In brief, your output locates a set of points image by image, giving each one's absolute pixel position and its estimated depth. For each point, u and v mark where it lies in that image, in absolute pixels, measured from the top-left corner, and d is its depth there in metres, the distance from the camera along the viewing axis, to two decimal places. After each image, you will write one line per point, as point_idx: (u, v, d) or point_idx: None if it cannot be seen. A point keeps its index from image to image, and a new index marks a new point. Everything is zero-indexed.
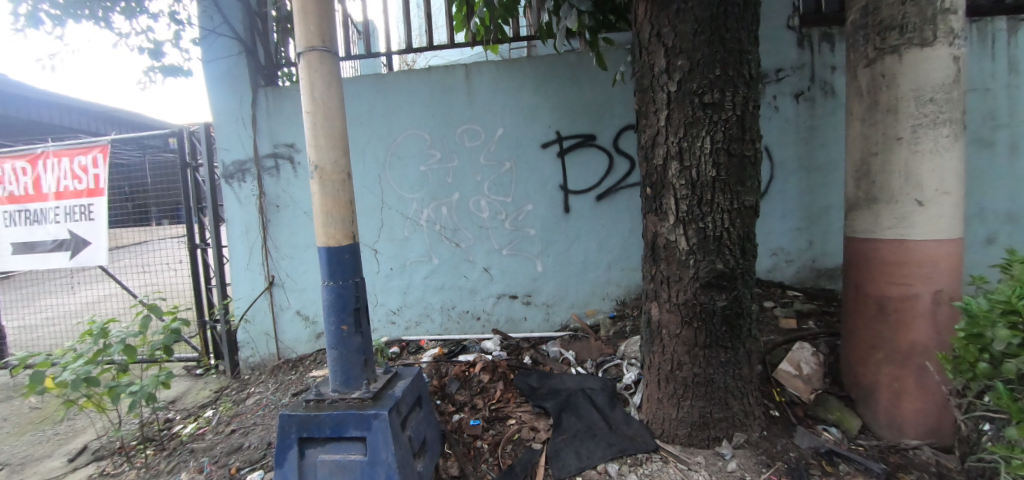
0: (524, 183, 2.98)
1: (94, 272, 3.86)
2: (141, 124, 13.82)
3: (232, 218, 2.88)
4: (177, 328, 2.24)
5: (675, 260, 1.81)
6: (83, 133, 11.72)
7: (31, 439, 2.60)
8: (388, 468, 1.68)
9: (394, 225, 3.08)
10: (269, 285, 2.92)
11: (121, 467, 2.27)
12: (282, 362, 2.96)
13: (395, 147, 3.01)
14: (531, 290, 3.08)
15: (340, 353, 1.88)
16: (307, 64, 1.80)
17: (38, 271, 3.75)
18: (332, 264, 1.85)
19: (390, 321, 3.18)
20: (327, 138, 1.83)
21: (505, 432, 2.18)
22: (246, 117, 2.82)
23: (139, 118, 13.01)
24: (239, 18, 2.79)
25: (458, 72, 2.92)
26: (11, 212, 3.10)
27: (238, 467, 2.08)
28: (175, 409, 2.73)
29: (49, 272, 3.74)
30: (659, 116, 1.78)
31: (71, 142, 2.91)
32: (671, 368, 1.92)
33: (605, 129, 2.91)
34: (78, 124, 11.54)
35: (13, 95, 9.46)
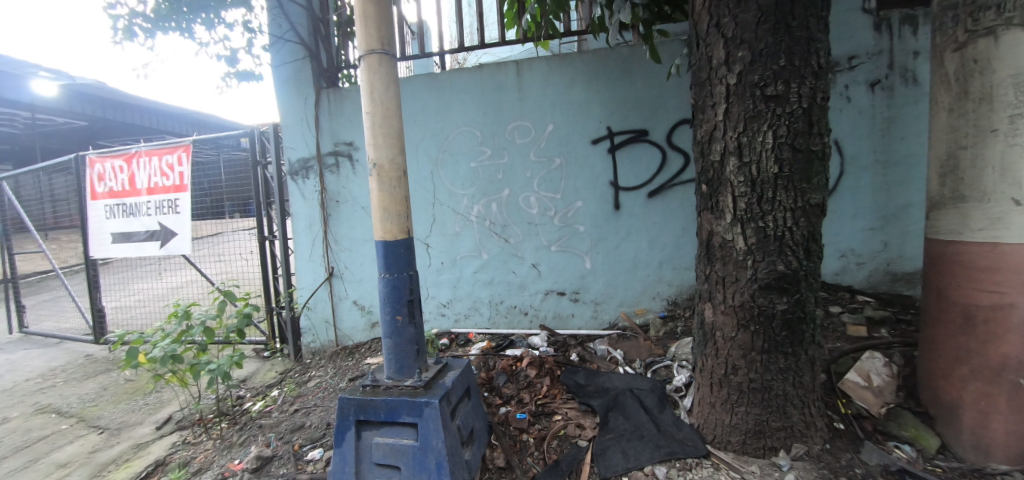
0: (574, 179, 2.96)
1: (176, 261, 4.24)
2: (215, 126, 15.08)
3: (297, 212, 3.08)
4: (249, 312, 2.43)
5: (732, 260, 1.74)
6: (165, 134, 12.94)
7: (127, 407, 2.93)
8: (438, 455, 1.73)
9: (445, 221, 3.16)
10: (329, 275, 3.10)
11: (200, 437, 2.51)
12: (340, 349, 3.13)
13: (446, 144, 3.09)
14: (579, 287, 3.06)
15: (395, 342, 1.97)
16: (367, 66, 1.89)
17: (130, 258, 4.20)
18: (388, 257, 1.93)
19: (440, 314, 3.28)
20: (384, 137, 1.91)
21: (551, 427, 2.19)
22: (310, 118, 3.00)
23: (213, 120, 14.20)
24: (304, 24, 2.96)
25: (508, 70, 2.94)
26: (111, 206, 3.48)
27: (301, 444, 2.24)
28: (246, 387, 2.97)
29: (139, 260, 4.18)
30: (717, 110, 1.71)
31: (160, 143, 3.21)
32: (725, 372, 1.85)
33: (659, 124, 2.83)
34: (163, 126, 12.76)
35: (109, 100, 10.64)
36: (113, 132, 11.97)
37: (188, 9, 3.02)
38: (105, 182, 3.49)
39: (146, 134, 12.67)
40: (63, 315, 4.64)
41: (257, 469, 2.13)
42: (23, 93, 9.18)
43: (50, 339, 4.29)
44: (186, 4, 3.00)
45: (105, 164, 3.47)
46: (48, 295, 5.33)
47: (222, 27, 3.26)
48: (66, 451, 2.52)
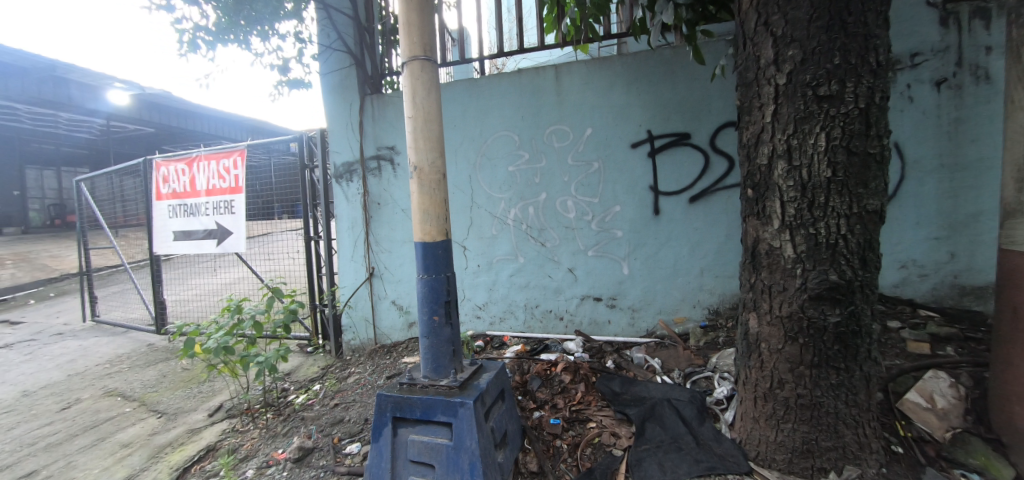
0: (611, 184, 2.93)
1: (230, 258, 4.31)
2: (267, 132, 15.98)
3: (341, 214, 3.21)
4: (295, 308, 2.55)
5: (779, 268, 1.66)
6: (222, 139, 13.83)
7: (183, 394, 3.13)
8: (472, 456, 1.74)
9: (482, 224, 3.19)
10: (370, 275, 3.20)
11: (247, 425, 2.65)
12: (379, 347, 3.22)
13: (484, 148, 3.13)
14: (616, 293, 3.01)
15: (432, 342, 2.01)
16: (410, 72, 1.94)
17: (192, 255, 4.44)
18: (427, 258, 1.97)
19: (476, 316, 3.31)
20: (426, 140, 1.95)
21: (585, 434, 2.17)
22: (355, 123, 3.12)
23: (265, 126, 15.05)
24: (351, 33, 3.08)
25: (547, 74, 2.95)
26: (174, 206, 3.75)
27: (341, 438, 2.33)
28: (291, 380, 3.10)
29: (198, 256, 4.42)
30: (764, 111, 1.64)
31: (219, 147, 3.43)
32: (770, 386, 1.77)
33: (702, 126, 2.75)
34: (220, 132, 13.66)
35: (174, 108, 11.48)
36: (175, 138, 12.93)
37: (246, 22, 3.21)
38: (169, 183, 3.76)
39: (205, 140, 13.59)
40: (129, 306, 5.02)
41: (299, 459, 2.21)
42: (103, 104, 10.30)
43: (118, 328, 4.65)
44: (244, 18, 3.19)
45: (169, 166, 3.74)
46: (118, 288, 5.79)
47: (276, 38, 3.45)
48: (130, 433, 2.72)
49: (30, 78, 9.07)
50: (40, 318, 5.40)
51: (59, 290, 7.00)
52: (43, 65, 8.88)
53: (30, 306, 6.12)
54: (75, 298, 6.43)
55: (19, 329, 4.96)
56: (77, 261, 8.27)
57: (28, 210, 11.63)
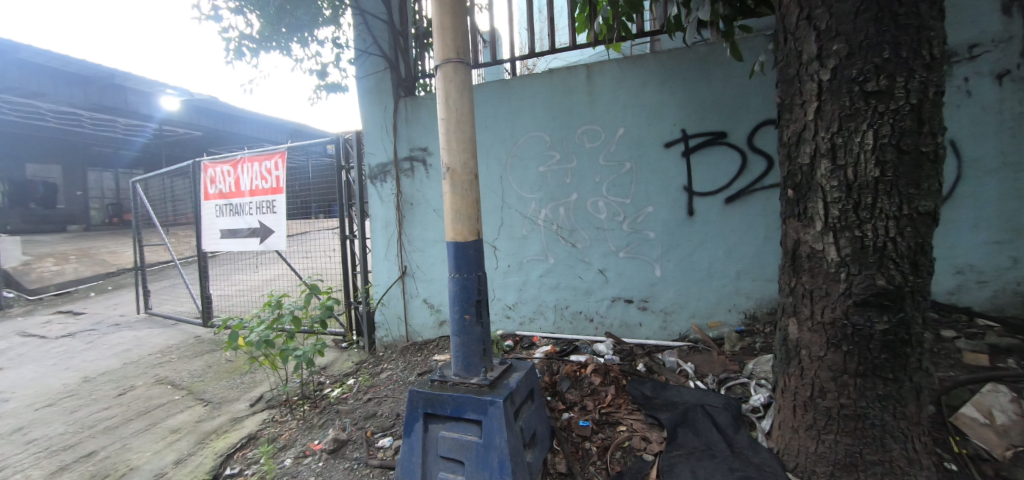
0: (643, 184, 2.89)
1: (271, 255, 4.45)
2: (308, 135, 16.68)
3: (375, 214, 3.30)
4: (331, 305, 2.64)
5: (822, 272, 1.59)
6: (266, 142, 14.52)
7: (227, 384, 3.30)
8: (501, 454, 1.76)
9: (513, 224, 3.21)
10: (403, 274, 3.28)
11: (286, 416, 2.76)
12: (410, 344, 3.28)
13: (515, 148, 3.14)
14: (648, 295, 2.97)
15: (463, 340, 2.04)
16: (443, 74, 1.98)
17: (234, 252, 4.54)
18: (458, 258, 2.00)
19: (506, 316, 3.33)
20: (458, 142, 1.98)
21: (614, 437, 2.16)
22: (389, 125, 3.20)
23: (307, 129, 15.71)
24: (386, 38, 3.16)
25: (579, 73, 2.94)
26: (220, 206, 3.95)
27: (373, 431, 2.40)
28: (326, 374, 3.21)
29: (241, 253, 4.50)
30: (807, 108, 1.58)
31: (262, 149, 3.59)
32: (811, 394, 1.70)
33: (739, 125, 2.67)
34: (266, 135, 14.37)
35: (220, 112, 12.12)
36: (218, 140, 13.60)
37: (287, 30, 3.34)
38: (216, 184, 3.97)
39: (250, 142, 14.29)
40: (179, 299, 5.32)
41: (334, 450, 2.30)
42: (155, 110, 10.99)
43: (169, 320, 4.94)
44: (285, 25, 3.31)
45: (216, 168, 3.94)
46: (169, 282, 6.15)
47: (315, 44, 3.58)
48: (179, 418, 2.89)
49: (92, 87, 9.77)
50: (101, 309, 5.81)
51: (116, 283, 7.51)
52: (103, 76, 9.53)
53: (92, 298, 6.60)
54: (132, 291, 6.87)
55: (82, 319, 5.34)
56: (133, 256, 8.85)
57: (89, 209, 12.55)
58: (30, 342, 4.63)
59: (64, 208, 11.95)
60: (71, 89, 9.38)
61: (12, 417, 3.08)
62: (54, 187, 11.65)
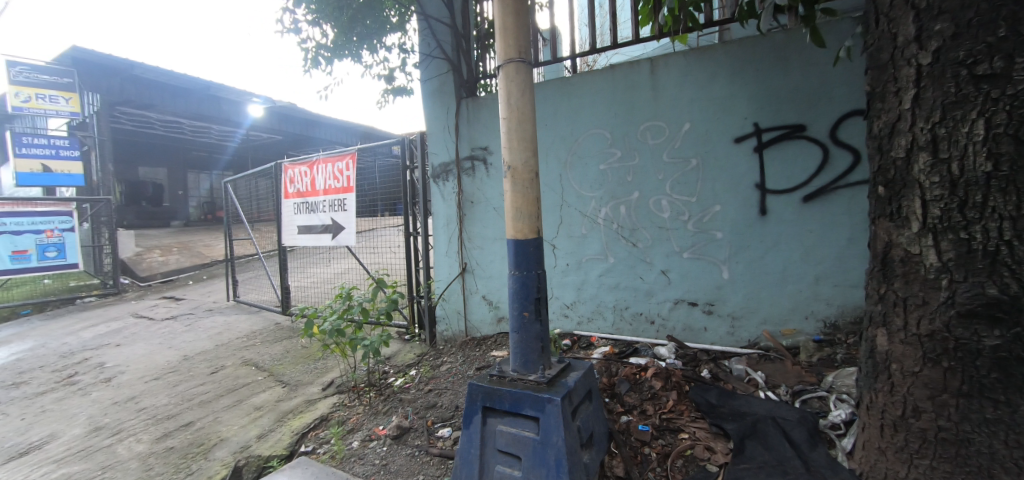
0: (710, 182, 2.76)
1: (341, 250, 4.77)
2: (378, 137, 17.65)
3: (437, 212, 3.42)
4: (396, 298, 2.78)
5: (919, 278, 1.43)
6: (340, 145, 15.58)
7: (303, 368, 3.57)
8: (558, 452, 1.76)
9: (571, 223, 3.20)
10: (463, 270, 3.38)
11: (354, 401, 2.94)
12: (469, 339, 3.37)
13: (575, 146, 3.13)
14: (714, 299, 2.84)
15: (522, 337, 2.07)
16: (505, 74, 2.01)
17: (309, 247, 4.91)
18: (519, 255, 2.03)
19: (563, 314, 3.33)
20: (519, 140, 2.01)
21: (676, 445, 2.09)
22: (451, 126, 3.30)
23: (376, 132, 16.63)
24: (449, 41, 3.26)
25: (643, 68, 2.88)
26: (298, 204, 4.28)
27: (434, 421, 2.51)
28: (391, 363, 3.38)
29: (315, 248, 4.86)
30: (902, 97, 1.44)
31: (334, 151, 3.84)
32: (902, 413, 1.54)
33: (820, 117, 2.50)
34: (340, 139, 15.41)
35: (299, 118, 13.16)
36: (290, 144, 14.71)
37: (358, 38, 3.55)
38: (295, 184, 4.30)
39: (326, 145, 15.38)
40: (261, 288, 5.84)
41: (397, 436, 2.43)
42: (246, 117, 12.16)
43: (254, 307, 5.43)
44: (356, 34, 3.52)
45: (295, 169, 4.27)
46: (253, 273, 6.77)
47: (383, 51, 3.78)
48: (262, 397, 3.17)
49: (193, 95, 10.89)
50: (198, 295, 6.52)
51: (209, 273, 8.40)
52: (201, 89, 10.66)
53: (191, 285, 7.42)
54: (222, 280, 7.65)
55: (182, 304, 6.03)
56: (223, 249, 9.82)
57: (187, 207, 14.09)
58: (142, 323, 5.31)
59: (167, 206, 13.45)
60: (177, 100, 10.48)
61: (128, 387, 3.57)
62: (160, 187, 13.23)
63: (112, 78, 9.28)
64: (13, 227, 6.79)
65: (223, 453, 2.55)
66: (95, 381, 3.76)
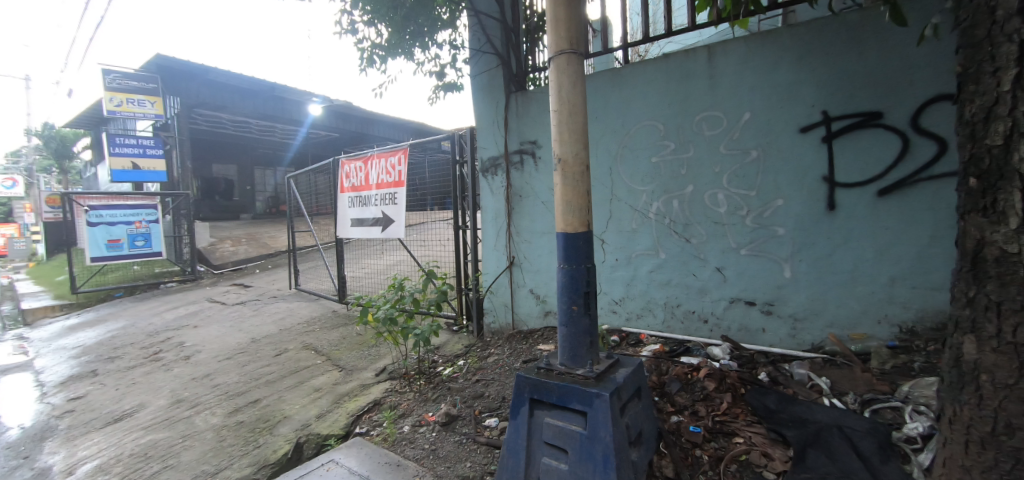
0: (772, 174, 2.63)
1: (393, 243, 4.95)
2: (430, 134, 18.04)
3: (486, 206, 3.47)
4: (446, 289, 2.85)
5: (1016, 280, 1.25)
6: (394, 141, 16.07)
7: (358, 354, 3.75)
8: (606, 448, 1.73)
9: (622, 217, 3.15)
10: (511, 264, 3.41)
11: (405, 388, 3.06)
12: (516, 332, 3.41)
13: (627, 139, 3.09)
14: (773, 298, 2.70)
15: (570, 331, 2.06)
16: (556, 66, 1.99)
17: (364, 239, 5.13)
18: (569, 248, 2.02)
19: (611, 310, 3.29)
20: (570, 133, 1.99)
21: (729, 449, 2.01)
22: (500, 120, 3.33)
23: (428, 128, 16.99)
24: (499, 36, 3.29)
25: (700, 56, 2.79)
26: (353, 198, 4.48)
27: (481, 411, 2.57)
28: (440, 353, 3.48)
29: (369, 240, 5.07)
30: (1000, 77, 1.28)
31: (387, 147, 3.97)
32: (991, 429, 1.36)
33: (899, 103, 2.29)
34: (395, 136, 15.91)
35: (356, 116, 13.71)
36: (347, 141, 15.41)
37: (411, 36, 3.66)
38: (351, 178, 4.50)
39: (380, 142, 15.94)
40: (320, 278, 6.18)
41: (446, 423, 2.52)
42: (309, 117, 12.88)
43: (313, 296, 5.77)
44: (409, 32, 3.63)
45: (351, 164, 4.47)
46: (312, 263, 7.18)
47: (435, 48, 3.87)
48: (320, 380, 3.38)
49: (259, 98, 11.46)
50: (264, 283, 7.02)
51: (274, 262, 8.99)
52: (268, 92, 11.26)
53: (257, 274, 7.99)
54: (284, 270, 8.16)
55: (249, 291, 6.53)
56: (285, 240, 10.45)
57: (253, 201, 15.18)
58: (215, 307, 5.79)
59: (238, 200, 14.50)
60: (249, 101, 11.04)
61: (204, 365, 3.92)
62: (230, 182, 14.30)
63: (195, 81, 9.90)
64: (108, 218, 7.60)
65: (286, 429, 2.74)
66: (176, 358, 4.16)
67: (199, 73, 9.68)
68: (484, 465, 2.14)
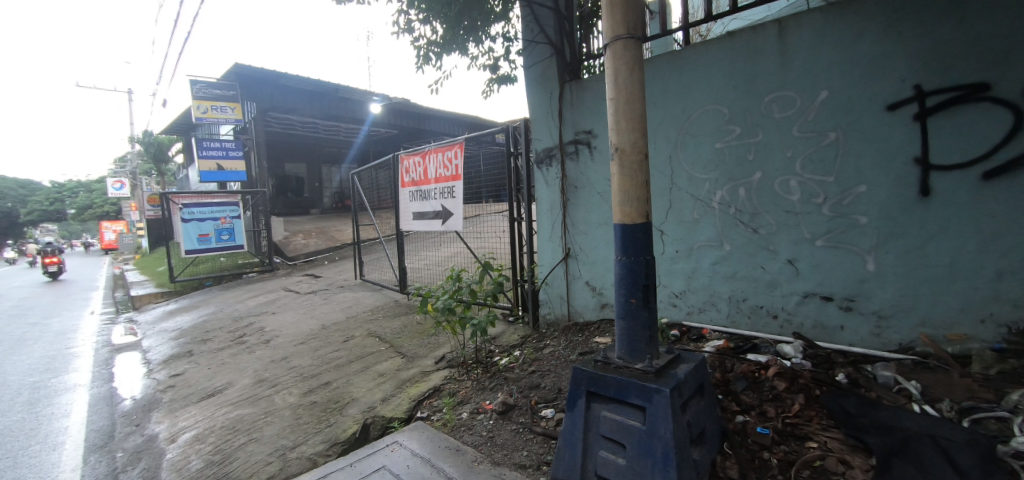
0: (853, 158, 2.39)
1: (451, 235, 5.09)
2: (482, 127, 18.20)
3: (541, 198, 3.47)
4: (502, 281, 2.89)
5: None
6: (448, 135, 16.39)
7: (418, 342, 3.92)
8: (665, 445, 1.66)
9: (682, 207, 3.03)
10: (566, 255, 3.39)
11: (463, 376, 3.15)
12: (572, 324, 3.39)
13: (687, 125, 2.95)
14: (854, 294, 2.47)
15: (628, 324, 2.01)
16: (612, 53, 1.93)
17: (423, 232, 5.32)
18: (626, 240, 1.96)
19: (671, 304, 3.19)
20: (628, 121, 1.93)
21: (802, 453, 1.87)
22: (555, 111, 3.30)
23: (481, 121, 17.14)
24: (552, 24, 3.24)
25: (769, 32, 2.60)
26: (413, 192, 4.65)
27: (538, 401, 2.59)
28: (497, 343, 3.55)
29: (428, 233, 5.25)
30: None
31: (445, 141, 4.06)
32: None
33: (1011, 72, 1.99)
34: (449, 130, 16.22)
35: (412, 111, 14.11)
36: (404, 136, 15.93)
37: (465, 31, 3.70)
38: (410, 173, 4.67)
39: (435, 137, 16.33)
40: (383, 269, 6.50)
41: (503, 412, 2.57)
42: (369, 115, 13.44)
43: (377, 286, 6.08)
44: (463, 27, 3.68)
45: (410, 160, 4.63)
46: (375, 254, 7.55)
47: (489, 41, 3.89)
48: (384, 365, 3.56)
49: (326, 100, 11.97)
50: (332, 274, 7.49)
51: (340, 254, 9.54)
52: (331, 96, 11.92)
53: (326, 265, 8.54)
54: (349, 261, 8.67)
55: (320, 281, 7.01)
56: (350, 233, 11.05)
57: (323, 197, 16.25)
58: (291, 295, 6.28)
59: (308, 196, 15.55)
60: (315, 104, 11.73)
61: (281, 348, 4.28)
62: (301, 180, 15.39)
63: (267, 87, 10.68)
64: (199, 215, 8.44)
65: (354, 411, 2.93)
66: (258, 342, 4.57)
67: (271, 79, 10.32)
68: (541, 455, 2.16)
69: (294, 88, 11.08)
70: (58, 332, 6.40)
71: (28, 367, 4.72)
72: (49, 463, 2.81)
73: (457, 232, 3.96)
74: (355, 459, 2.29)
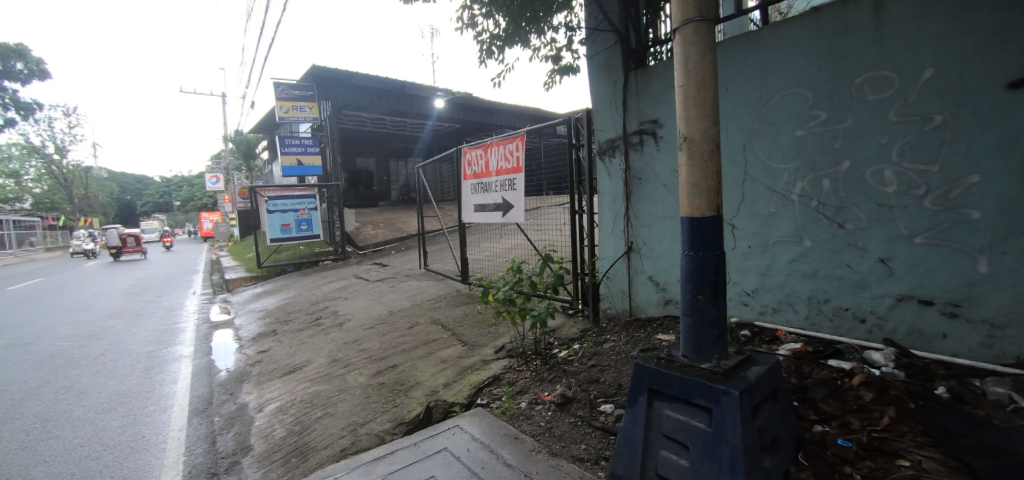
0: (964, 144, 2.10)
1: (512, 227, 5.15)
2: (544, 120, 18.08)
3: (604, 190, 3.42)
4: (563, 273, 2.88)
5: None
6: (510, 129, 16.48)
7: (479, 331, 4.04)
8: (733, 450, 1.58)
9: (757, 200, 2.86)
10: (628, 249, 3.32)
11: (522, 366, 3.21)
12: (633, 319, 3.32)
13: (764, 111, 2.76)
14: (961, 299, 2.17)
15: (695, 321, 1.93)
16: (682, 38, 1.84)
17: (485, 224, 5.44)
18: (695, 234, 1.88)
19: (743, 302, 3.03)
20: (699, 110, 1.82)
21: (891, 471, 1.69)
22: (618, 100, 3.22)
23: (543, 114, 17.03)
24: (617, 10, 3.14)
25: (863, 5, 2.34)
26: (475, 184, 4.76)
27: (597, 396, 2.58)
28: (556, 335, 3.57)
29: (490, 225, 5.35)
30: None
31: (506, 134, 4.10)
32: None
33: None
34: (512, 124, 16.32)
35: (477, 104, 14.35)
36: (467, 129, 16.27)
37: (528, 23, 3.70)
38: (472, 166, 4.78)
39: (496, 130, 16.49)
40: (447, 259, 6.73)
41: (561, 404, 2.58)
42: None
43: (440, 275, 6.31)
44: (525, 19, 3.68)
45: (473, 153, 4.73)
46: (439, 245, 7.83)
47: (552, 31, 3.85)
48: (447, 352, 3.71)
49: (395, 97, 12.49)
50: (399, 263, 7.88)
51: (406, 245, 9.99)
52: (397, 94, 12.44)
53: (393, 255, 9.00)
54: (414, 252, 9.04)
55: (388, 269, 7.41)
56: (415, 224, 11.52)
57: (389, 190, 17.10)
58: (362, 282, 6.71)
59: (377, 189, 16.39)
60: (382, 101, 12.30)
61: (353, 331, 4.59)
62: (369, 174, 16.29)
63: (340, 87, 11.37)
64: (281, 207, 9.24)
65: (418, 393, 3.09)
66: (332, 324, 4.95)
67: (345, 79, 10.95)
68: (599, 450, 2.16)
69: (365, 87, 11.69)
70: (167, 309, 7.36)
71: (146, 338, 5.48)
72: (161, 422, 3.25)
73: (518, 223, 4.00)
74: (419, 439, 2.42)
